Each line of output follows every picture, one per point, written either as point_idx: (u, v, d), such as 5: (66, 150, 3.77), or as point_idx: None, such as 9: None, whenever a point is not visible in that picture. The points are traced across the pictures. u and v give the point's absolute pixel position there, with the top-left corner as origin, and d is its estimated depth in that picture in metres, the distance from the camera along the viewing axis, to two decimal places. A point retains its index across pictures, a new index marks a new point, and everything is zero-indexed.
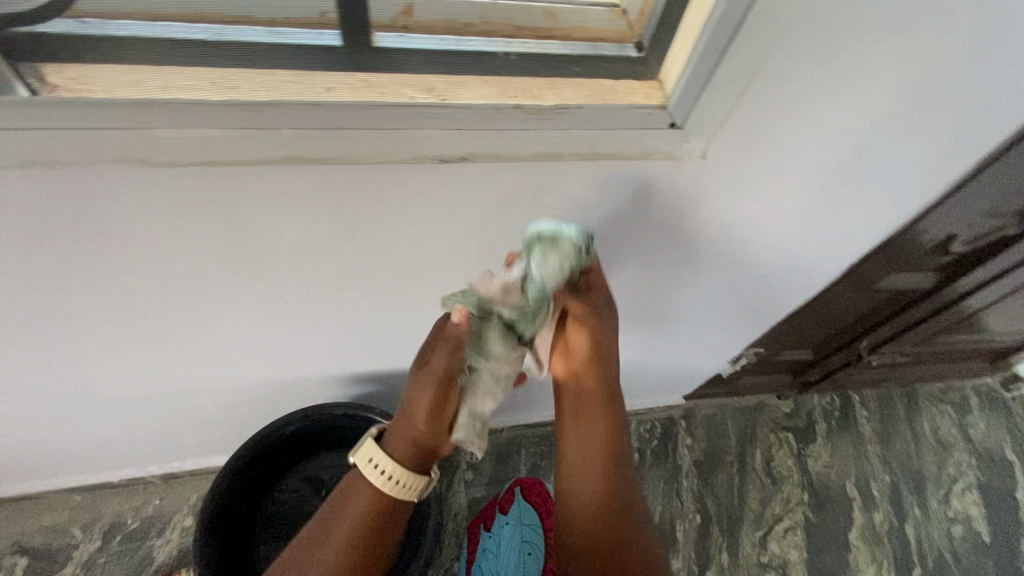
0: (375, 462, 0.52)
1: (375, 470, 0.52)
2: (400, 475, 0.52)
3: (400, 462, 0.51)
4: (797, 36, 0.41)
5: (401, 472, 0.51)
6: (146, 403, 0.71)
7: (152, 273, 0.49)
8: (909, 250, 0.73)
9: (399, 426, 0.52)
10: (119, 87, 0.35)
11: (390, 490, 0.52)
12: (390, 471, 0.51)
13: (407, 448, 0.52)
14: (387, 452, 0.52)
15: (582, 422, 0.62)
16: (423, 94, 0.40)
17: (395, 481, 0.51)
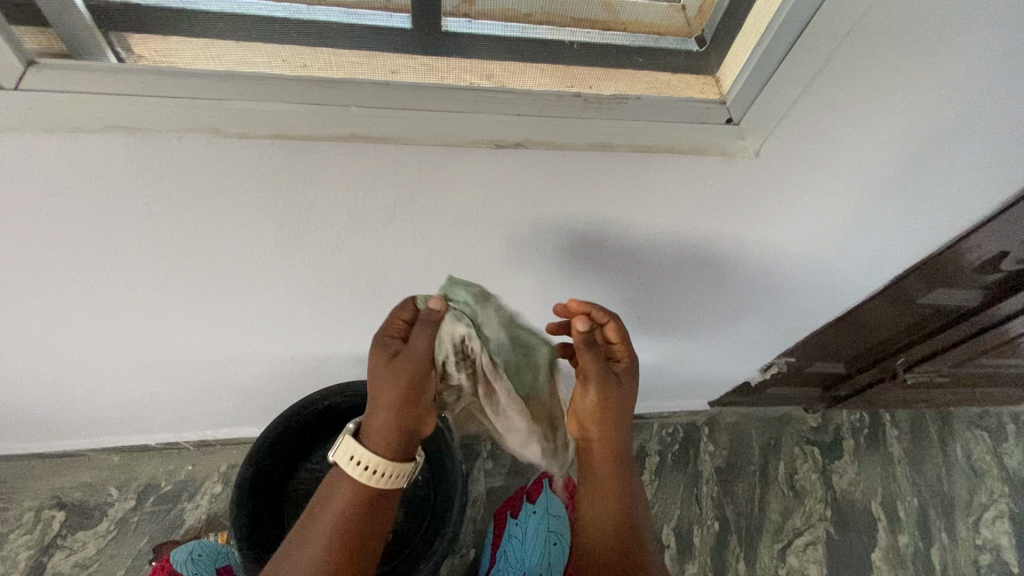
0: (357, 458, 0.55)
1: (358, 465, 0.55)
2: (382, 467, 0.55)
3: (381, 456, 0.55)
4: (875, 36, 0.39)
5: (383, 465, 0.55)
6: (187, 370, 0.73)
7: (205, 242, 0.51)
8: (959, 267, 0.71)
9: (380, 419, 0.54)
10: (196, 61, 0.38)
11: (372, 482, 0.55)
12: (371, 464, 0.55)
13: (388, 442, 0.55)
14: (365, 448, 0.55)
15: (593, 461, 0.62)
16: (483, 80, 0.42)
17: (376, 472, 0.55)
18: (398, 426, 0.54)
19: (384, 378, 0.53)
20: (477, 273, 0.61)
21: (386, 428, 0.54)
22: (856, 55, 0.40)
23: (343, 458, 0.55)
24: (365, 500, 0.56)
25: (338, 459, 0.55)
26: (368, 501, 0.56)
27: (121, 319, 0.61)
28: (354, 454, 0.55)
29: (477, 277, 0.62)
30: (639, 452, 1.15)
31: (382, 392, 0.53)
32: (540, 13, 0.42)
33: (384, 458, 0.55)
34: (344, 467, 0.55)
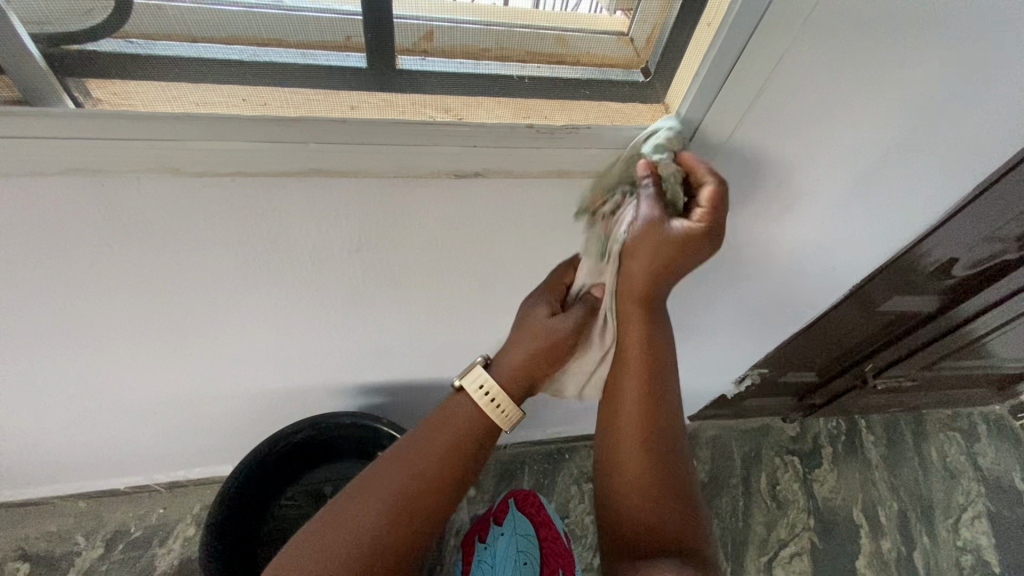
0: (483, 386, 0.54)
1: (482, 393, 0.54)
2: (501, 398, 0.54)
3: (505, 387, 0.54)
4: (798, 57, 0.42)
5: (503, 397, 0.53)
6: (154, 409, 0.72)
7: (170, 278, 0.50)
8: (912, 273, 0.74)
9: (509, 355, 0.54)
10: (159, 102, 0.38)
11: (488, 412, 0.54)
12: (494, 395, 0.54)
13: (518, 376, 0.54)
14: (496, 377, 0.54)
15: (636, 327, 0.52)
16: (443, 114, 0.44)
17: (496, 405, 0.54)
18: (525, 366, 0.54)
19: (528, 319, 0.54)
20: (449, 301, 0.62)
21: (513, 365, 0.54)
22: (789, 82, 0.44)
23: (469, 383, 0.54)
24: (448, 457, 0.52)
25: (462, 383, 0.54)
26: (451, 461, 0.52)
27: (88, 361, 0.59)
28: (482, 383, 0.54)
29: (450, 305, 0.63)
30: None
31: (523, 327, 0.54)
32: (495, 49, 0.43)
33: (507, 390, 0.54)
34: (470, 395, 0.54)
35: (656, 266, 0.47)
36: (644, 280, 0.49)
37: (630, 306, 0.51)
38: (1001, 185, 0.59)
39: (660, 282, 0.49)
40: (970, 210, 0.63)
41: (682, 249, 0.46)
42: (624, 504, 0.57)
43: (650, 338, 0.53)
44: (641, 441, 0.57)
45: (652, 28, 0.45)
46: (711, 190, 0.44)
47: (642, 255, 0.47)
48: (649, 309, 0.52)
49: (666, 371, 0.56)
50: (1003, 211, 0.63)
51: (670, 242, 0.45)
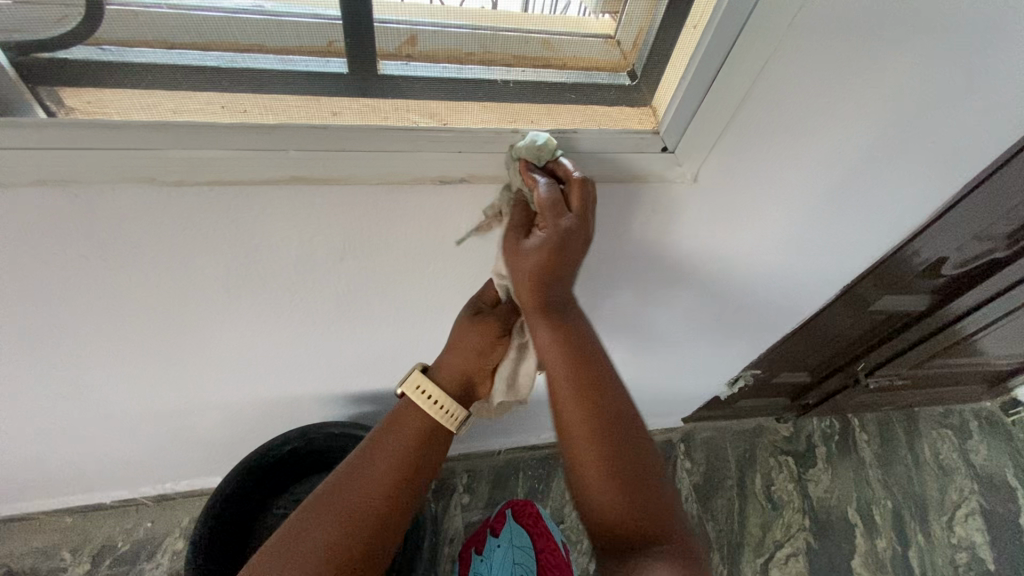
0: (425, 389, 0.53)
1: (425, 396, 0.53)
2: (445, 401, 0.52)
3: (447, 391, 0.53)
4: (784, 58, 0.42)
5: (446, 397, 0.52)
6: (138, 422, 0.70)
7: (150, 289, 0.49)
8: (902, 272, 0.74)
9: (449, 360, 0.53)
10: (134, 110, 0.38)
11: (434, 415, 0.52)
12: (441, 399, 0.52)
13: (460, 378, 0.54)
14: (439, 382, 0.53)
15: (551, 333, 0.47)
16: (427, 119, 0.43)
17: (440, 407, 0.52)
18: (465, 367, 0.53)
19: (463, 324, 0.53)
20: (438, 308, 0.61)
21: (450, 369, 0.53)
22: (775, 85, 0.44)
23: (410, 386, 0.53)
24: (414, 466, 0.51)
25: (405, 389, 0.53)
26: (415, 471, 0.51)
27: (68, 375, 0.58)
28: (425, 388, 0.53)
29: (439, 312, 0.62)
30: None
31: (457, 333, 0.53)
32: (479, 53, 0.42)
33: (451, 393, 0.53)
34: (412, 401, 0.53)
35: (530, 273, 0.43)
36: (529, 287, 0.44)
37: (534, 315, 0.47)
38: (989, 184, 0.59)
39: (546, 284, 0.44)
40: (958, 209, 0.63)
41: (552, 246, 0.41)
42: (593, 516, 0.47)
43: (569, 336, 0.48)
44: (604, 461, 0.47)
45: (637, 32, 0.45)
46: (542, 192, 0.41)
47: (520, 262, 0.44)
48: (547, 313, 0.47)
49: (600, 369, 0.49)
50: (991, 210, 0.63)
51: (533, 250, 0.42)
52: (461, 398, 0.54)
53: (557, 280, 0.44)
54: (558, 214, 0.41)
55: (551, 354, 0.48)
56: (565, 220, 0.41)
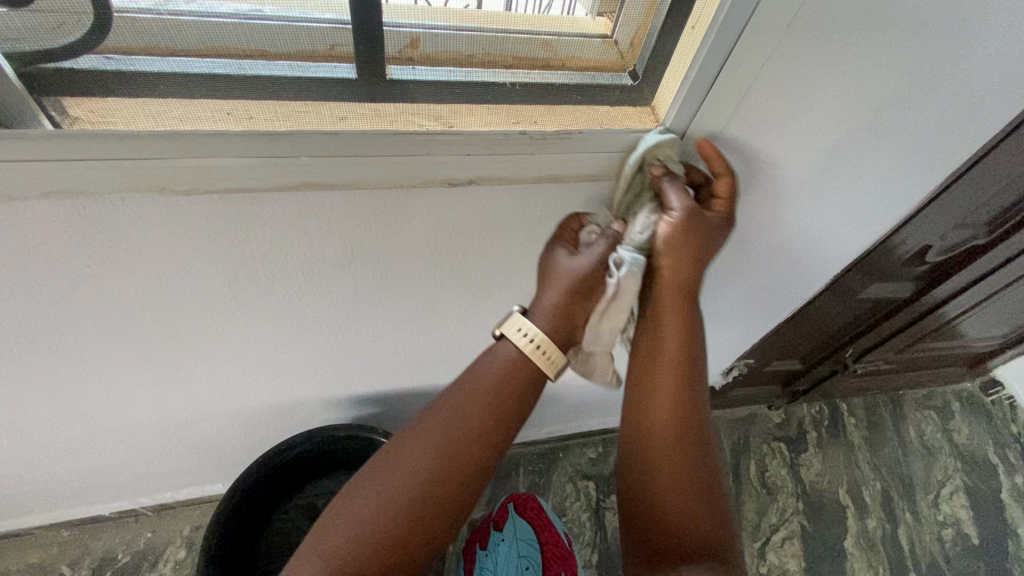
0: (526, 332, 0.49)
1: (526, 339, 0.49)
2: (547, 346, 0.49)
3: (548, 333, 0.49)
4: (780, 59, 0.43)
5: (550, 344, 0.48)
6: (140, 432, 0.70)
7: (155, 297, 0.49)
8: (889, 261, 0.77)
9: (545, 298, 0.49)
10: (138, 119, 0.37)
11: (535, 360, 0.49)
12: (539, 340, 0.49)
13: (561, 316, 0.49)
14: (539, 323, 0.49)
15: (672, 318, 0.52)
16: (434, 122, 0.43)
17: (542, 352, 0.49)
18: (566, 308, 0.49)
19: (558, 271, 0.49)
20: (445, 309, 0.62)
21: (552, 308, 0.49)
22: (772, 85, 0.45)
23: (509, 330, 0.49)
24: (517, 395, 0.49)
25: (503, 331, 0.49)
26: (513, 400, 0.49)
27: (69, 386, 0.57)
28: (527, 330, 0.49)
29: (446, 313, 0.62)
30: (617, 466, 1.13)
31: (559, 273, 0.49)
32: (480, 55, 0.43)
33: (550, 336, 0.49)
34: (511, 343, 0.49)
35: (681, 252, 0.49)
36: (672, 268, 0.50)
37: (669, 301, 0.52)
38: (971, 174, 0.61)
39: (682, 271, 0.50)
40: (943, 200, 0.65)
41: (693, 219, 0.47)
42: (659, 510, 0.52)
43: (686, 333, 0.53)
44: (676, 459, 0.53)
45: (634, 31, 0.45)
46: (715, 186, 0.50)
47: (674, 246, 0.48)
48: (679, 302, 0.52)
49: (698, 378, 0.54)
50: (973, 198, 0.66)
51: (685, 216, 0.47)
52: (562, 342, 0.50)
53: (687, 271, 0.50)
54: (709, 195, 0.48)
55: (673, 340, 0.52)
56: (716, 216, 0.50)
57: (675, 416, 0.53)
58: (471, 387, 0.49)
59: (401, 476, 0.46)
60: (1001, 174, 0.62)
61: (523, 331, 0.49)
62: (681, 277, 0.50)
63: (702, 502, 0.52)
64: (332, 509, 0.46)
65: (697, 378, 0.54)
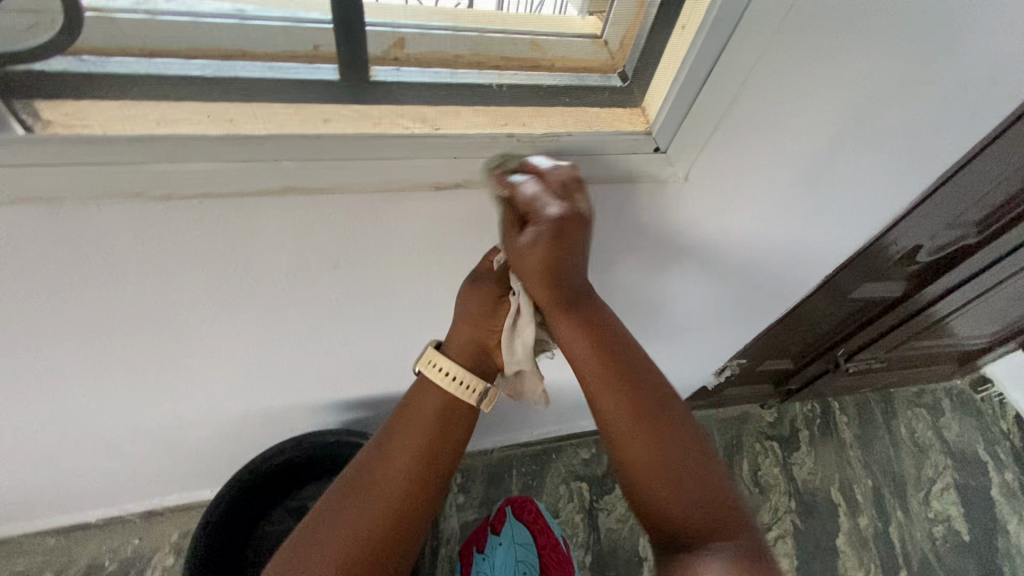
0: (442, 367, 0.55)
1: (443, 374, 0.54)
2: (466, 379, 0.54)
3: (462, 364, 0.55)
4: (770, 59, 0.42)
5: (464, 375, 0.54)
6: (123, 439, 0.68)
7: (133, 303, 0.48)
8: (880, 261, 0.77)
9: (459, 333, 0.54)
10: (113, 122, 0.36)
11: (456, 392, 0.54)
12: (457, 375, 0.54)
13: (469, 350, 0.55)
14: (451, 358, 0.55)
15: (568, 328, 0.51)
16: (419, 124, 0.42)
17: (460, 382, 0.54)
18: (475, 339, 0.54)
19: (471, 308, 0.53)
20: (434, 312, 0.61)
21: (461, 346, 0.55)
22: (762, 86, 0.45)
23: (427, 366, 0.55)
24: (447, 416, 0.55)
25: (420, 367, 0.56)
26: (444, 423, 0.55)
27: (48, 394, 0.56)
28: (437, 364, 0.55)
29: (435, 316, 0.61)
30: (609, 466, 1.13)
31: (468, 313, 0.53)
32: (468, 55, 0.42)
33: (466, 368, 0.55)
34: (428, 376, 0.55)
35: (549, 271, 0.46)
36: (549, 290, 0.48)
37: (556, 311, 0.51)
38: (962, 175, 0.61)
39: (558, 288, 0.48)
40: (934, 200, 0.65)
41: (554, 237, 0.43)
42: (662, 501, 0.52)
43: (586, 332, 0.52)
44: (655, 449, 0.52)
45: (623, 32, 0.45)
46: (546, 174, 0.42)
47: (528, 265, 0.46)
48: (577, 307, 0.51)
49: (633, 362, 0.54)
50: (964, 198, 0.66)
51: (552, 230, 0.43)
52: (479, 372, 0.56)
53: (574, 278, 0.49)
54: (574, 195, 0.43)
55: (590, 346, 0.52)
56: (571, 202, 0.43)
57: (633, 414, 0.53)
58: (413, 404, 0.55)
59: (359, 500, 0.51)
60: (991, 174, 0.62)
61: (435, 365, 0.55)
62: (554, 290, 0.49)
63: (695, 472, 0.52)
64: (312, 525, 0.51)
65: (625, 366, 0.53)
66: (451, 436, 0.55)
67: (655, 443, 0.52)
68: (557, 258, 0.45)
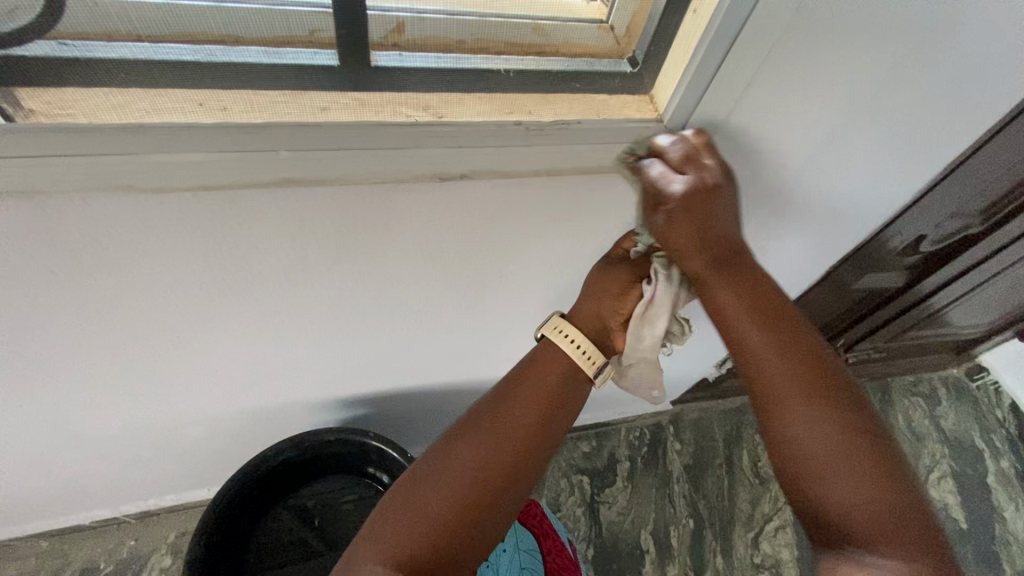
0: (568, 335, 0.47)
1: (570, 341, 0.47)
2: (590, 349, 0.47)
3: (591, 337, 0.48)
4: (782, 45, 0.41)
5: (591, 346, 0.47)
6: (117, 440, 0.67)
7: (127, 300, 0.46)
8: (884, 253, 0.76)
9: (586, 303, 0.49)
10: (100, 111, 0.33)
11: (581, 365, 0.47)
12: (584, 345, 0.47)
13: (595, 325, 0.49)
14: (580, 325, 0.48)
15: (719, 287, 0.44)
16: (423, 112, 0.40)
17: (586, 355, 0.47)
18: (602, 311, 0.49)
19: (604, 280, 0.50)
20: (436, 308, 0.59)
21: (587, 316, 0.49)
22: (775, 72, 0.43)
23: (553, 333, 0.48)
24: (555, 400, 0.45)
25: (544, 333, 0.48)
26: (551, 409, 0.45)
27: (38, 395, 0.54)
28: (568, 331, 0.47)
29: (437, 312, 0.60)
30: (610, 460, 1.13)
31: (599, 284, 0.50)
32: (473, 41, 0.40)
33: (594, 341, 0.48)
34: (553, 346, 0.47)
35: (689, 237, 0.43)
36: (699, 251, 0.43)
37: (708, 272, 0.44)
38: (969, 165, 0.61)
39: (709, 246, 0.44)
40: (938, 191, 0.64)
41: (689, 212, 0.42)
42: (839, 501, 0.40)
43: (743, 294, 0.44)
44: (829, 433, 0.41)
45: (632, 15, 0.44)
46: (675, 152, 0.43)
47: (666, 234, 0.44)
48: (733, 269, 0.44)
49: (801, 329, 0.44)
50: (968, 189, 0.65)
51: (680, 206, 0.42)
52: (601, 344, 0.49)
53: (728, 233, 0.44)
54: (703, 162, 0.43)
55: (746, 311, 0.44)
56: (713, 172, 0.42)
57: (801, 394, 0.42)
58: (532, 364, 0.47)
59: (435, 488, 0.41)
60: (997, 164, 0.62)
61: (566, 334, 0.48)
62: (705, 243, 0.43)
63: (886, 468, 0.40)
64: (405, 490, 0.42)
65: (791, 333, 0.44)
66: (569, 402, 0.46)
67: (831, 429, 0.41)
68: (702, 220, 0.43)
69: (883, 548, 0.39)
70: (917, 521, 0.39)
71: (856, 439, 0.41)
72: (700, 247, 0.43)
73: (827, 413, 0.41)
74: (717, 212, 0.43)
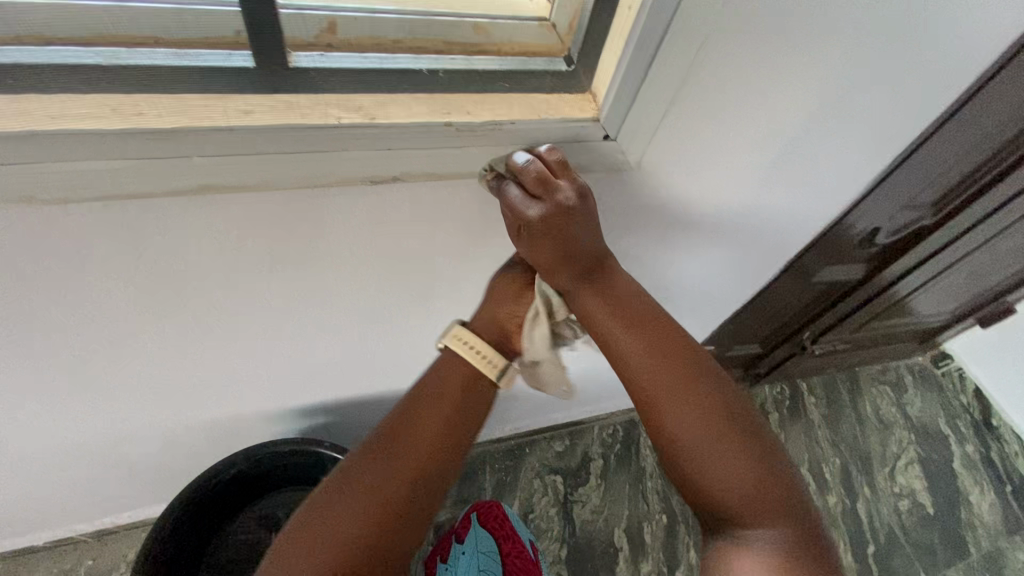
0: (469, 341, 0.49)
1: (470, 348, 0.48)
2: (489, 352, 0.49)
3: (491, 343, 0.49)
4: (714, 39, 0.41)
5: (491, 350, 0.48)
6: (61, 458, 0.64)
7: (52, 315, 0.44)
8: (842, 244, 0.77)
9: (486, 309, 0.51)
10: (4, 117, 0.31)
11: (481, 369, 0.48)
12: (483, 349, 0.48)
13: (493, 331, 0.50)
14: (480, 332, 0.50)
15: (588, 299, 0.46)
16: (353, 114, 0.38)
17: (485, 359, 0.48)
18: (500, 317, 0.50)
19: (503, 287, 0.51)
20: (388, 313, 0.58)
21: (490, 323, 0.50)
22: (710, 66, 0.43)
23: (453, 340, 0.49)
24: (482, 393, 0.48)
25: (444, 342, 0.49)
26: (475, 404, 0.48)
27: None
28: (467, 339, 0.49)
29: (388, 317, 0.59)
30: (583, 459, 1.13)
31: (499, 291, 0.51)
32: (408, 40, 0.40)
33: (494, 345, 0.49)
34: (456, 353, 0.49)
35: (556, 252, 0.44)
36: (563, 268, 0.45)
37: (576, 287, 0.46)
38: (917, 157, 0.61)
39: (572, 264, 0.45)
40: (889, 183, 0.65)
41: (548, 234, 0.42)
42: (710, 484, 0.45)
43: (614, 303, 0.46)
44: (697, 427, 0.45)
45: (571, 14, 0.43)
46: (531, 170, 0.40)
47: (538, 252, 0.44)
48: (598, 279, 0.47)
49: (670, 332, 0.47)
50: (917, 181, 0.66)
51: (536, 228, 0.42)
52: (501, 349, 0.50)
53: (591, 247, 0.46)
54: (555, 186, 0.41)
55: (613, 320, 0.46)
56: (563, 195, 0.41)
57: (676, 399, 0.46)
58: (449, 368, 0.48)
59: (372, 478, 0.42)
60: (944, 156, 0.62)
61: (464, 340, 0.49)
62: (565, 260, 0.44)
63: (744, 450, 0.45)
64: (343, 481, 0.43)
65: (657, 338, 0.47)
66: (471, 417, 0.47)
67: (698, 428, 0.45)
68: (562, 241, 0.43)
69: (749, 520, 0.44)
70: (779, 493, 0.45)
71: (717, 429, 0.45)
72: (560, 265, 0.45)
73: (694, 409, 0.45)
74: (576, 233, 0.43)
